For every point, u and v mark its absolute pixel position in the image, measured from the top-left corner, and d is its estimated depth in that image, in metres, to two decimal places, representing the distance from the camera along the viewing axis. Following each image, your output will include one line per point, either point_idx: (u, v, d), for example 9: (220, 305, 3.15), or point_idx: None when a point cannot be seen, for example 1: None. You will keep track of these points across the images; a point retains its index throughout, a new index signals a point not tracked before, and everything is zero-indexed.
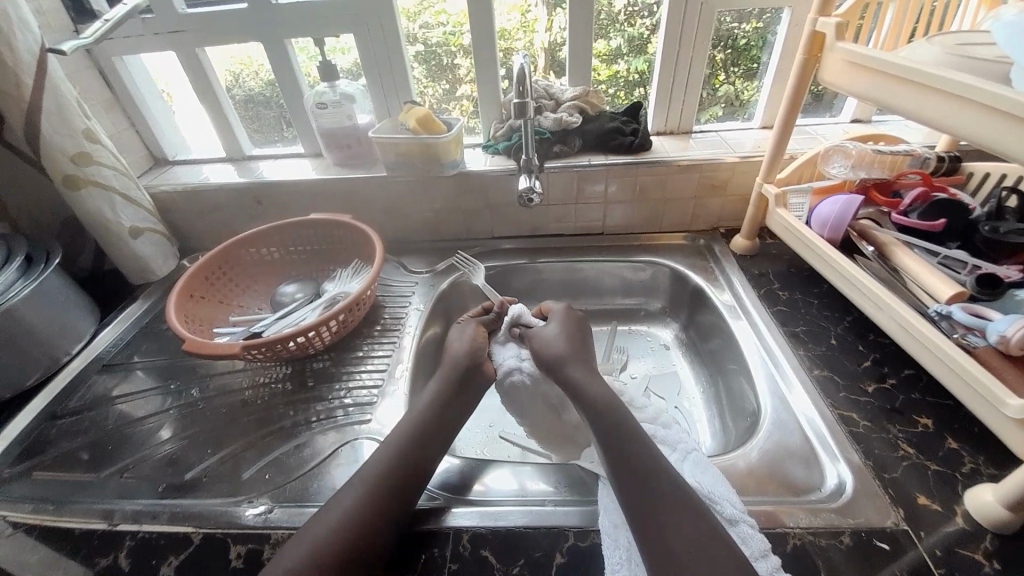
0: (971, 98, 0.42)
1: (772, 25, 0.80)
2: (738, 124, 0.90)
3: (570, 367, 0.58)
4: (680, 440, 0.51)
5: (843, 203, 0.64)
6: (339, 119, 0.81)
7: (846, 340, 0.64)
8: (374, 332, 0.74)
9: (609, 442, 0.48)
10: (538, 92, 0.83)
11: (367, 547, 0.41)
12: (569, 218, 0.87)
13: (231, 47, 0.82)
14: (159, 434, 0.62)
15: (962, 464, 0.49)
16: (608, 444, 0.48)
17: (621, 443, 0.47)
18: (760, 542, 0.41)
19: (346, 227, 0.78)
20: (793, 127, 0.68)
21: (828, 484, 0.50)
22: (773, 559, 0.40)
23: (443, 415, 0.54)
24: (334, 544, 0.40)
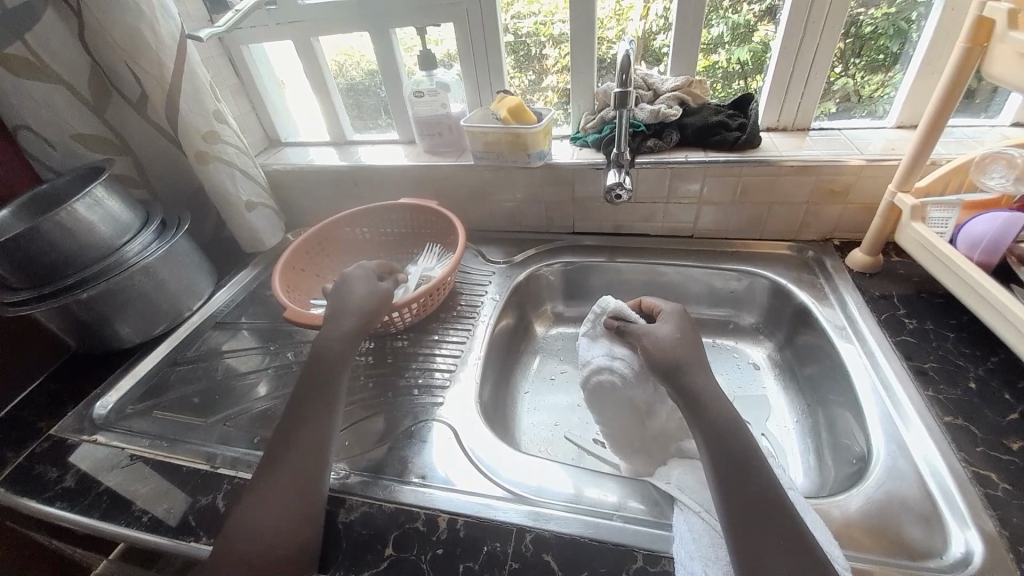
0: None
1: (907, 9, 0.69)
2: (865, 122, 0.78)
3: (690, 374, 0.49)
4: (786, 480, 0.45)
5: (1004, 221, 0.53)
6: (433, 107, 0.83)
7: (988, 385, 0.54)
8: (450, 318, 0.75)
9: (721, 479, 0.42)
10: (637, 82, 0.79)
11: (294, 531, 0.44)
12: (656, 217, 0.82)
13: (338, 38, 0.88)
14: (256, 389, 0.68)
15: None
16: (717, 479, 0.42)
17: (733, 482, 0.41)
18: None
19: (433, 214, 0.80)
20: (943, 128, 0.58)
21: (953, 550, 0.42)
22: None
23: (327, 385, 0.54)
24: (271, 534, 0.43)
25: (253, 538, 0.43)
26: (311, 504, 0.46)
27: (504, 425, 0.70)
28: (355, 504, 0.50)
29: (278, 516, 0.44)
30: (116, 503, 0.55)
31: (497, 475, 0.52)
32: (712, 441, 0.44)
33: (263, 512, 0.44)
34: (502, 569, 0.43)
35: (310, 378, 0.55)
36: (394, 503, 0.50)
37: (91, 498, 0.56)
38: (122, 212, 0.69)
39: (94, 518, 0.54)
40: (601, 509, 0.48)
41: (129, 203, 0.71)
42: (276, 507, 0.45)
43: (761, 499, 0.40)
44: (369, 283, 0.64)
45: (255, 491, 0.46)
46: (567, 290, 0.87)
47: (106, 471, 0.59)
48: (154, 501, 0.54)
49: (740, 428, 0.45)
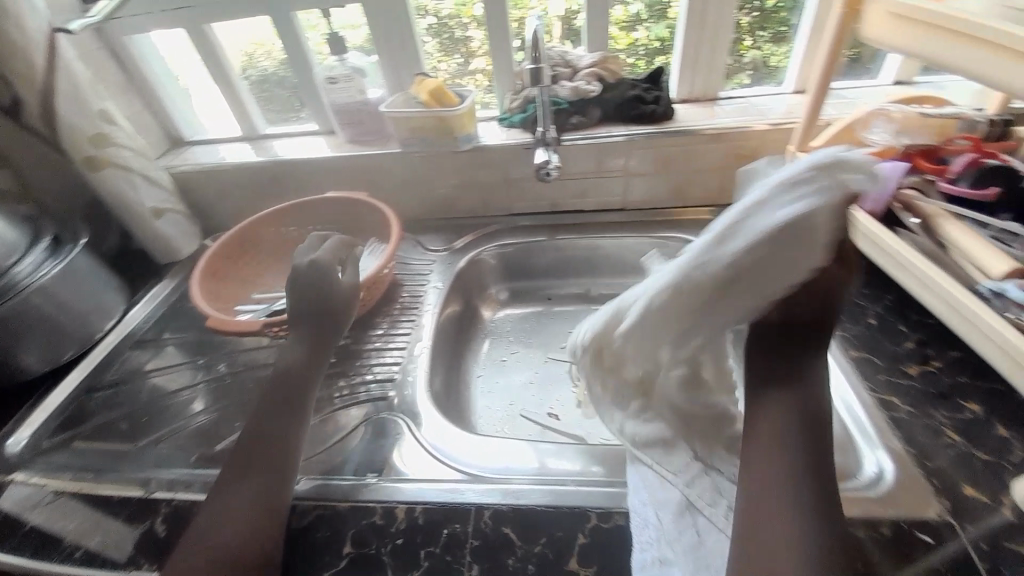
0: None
1: None
2: (768, 91, 0.84)
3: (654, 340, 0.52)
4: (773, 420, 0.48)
5: (886, 171, 0.60)
6: (349, 94, 0.80)
7: (884, 320, 0.61)
8: (393, 311, 0.73)
9: None
10: (555, 60, 0.79)
11: (257, 542, 0.42)
12: (589, 192, 0.84)
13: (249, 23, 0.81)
14: (191, 406, 0.64)
15: (1012, 452, 0.46)
16: None
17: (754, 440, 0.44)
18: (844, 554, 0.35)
19: (363, 206, 0.77)
20: (829, 88, 0.64)
21: (866, 470, 0.47)
22: None
23: (294, 396, 0.53)
24: (230, 546, 0.41)
25: (212, 550, 0.41)
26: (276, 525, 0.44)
27: (458, 412, 0.70)
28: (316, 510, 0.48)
29: (239, 526, 0.42)
30: (48, 540, 0.50)
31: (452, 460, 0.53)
32: None
33: (215, 531, 0.42)
34: (464, 550, 0.44)
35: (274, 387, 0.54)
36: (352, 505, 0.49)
37: (16, 539, 0.51)
38: (6, 230, 0.62)
39: (25, 558, 0.49)
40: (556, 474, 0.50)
41: (9, 219, 0.63)
42: (238, 526, 0.43)
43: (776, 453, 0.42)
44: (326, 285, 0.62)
45: (218, 499, 0.44)
46: (510, 272, 0.87)
47: (31, 509, 0.53)
48: (84, 536, 0.50)
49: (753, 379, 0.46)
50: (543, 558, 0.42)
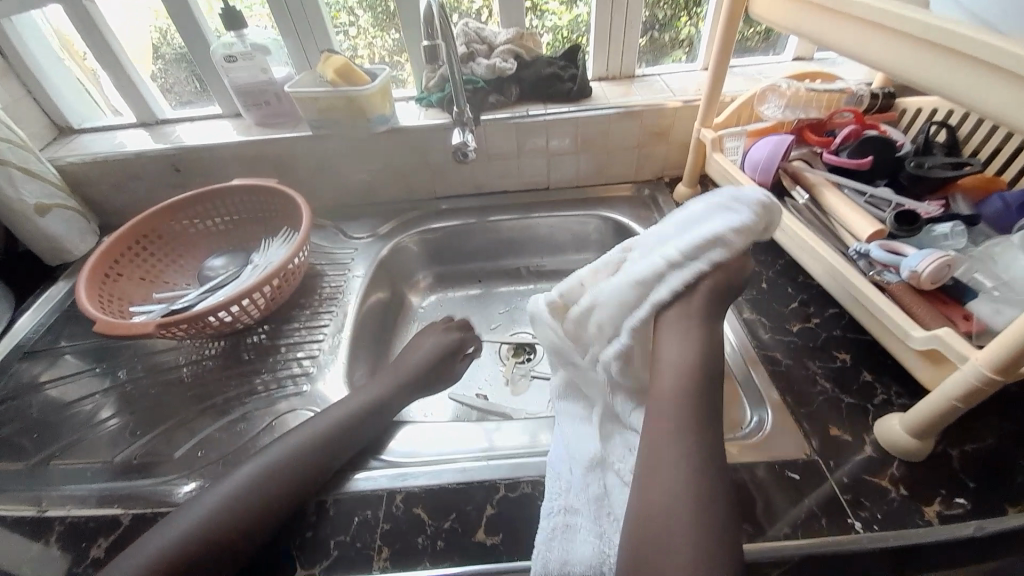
0: (889, 25, 0.42)
1: None
2: (680, 68, 0.86)
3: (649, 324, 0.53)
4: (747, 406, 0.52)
5: (774, 143, 0.63)
6: (251, 73, 0.75)
7: (777, 283, 0.66)
8: (311, 302, 0.71)
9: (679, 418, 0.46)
10: (469, 36, 0.77)
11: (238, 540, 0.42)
12: (512, 172, 0.84)
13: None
14: (97, 416, 0.60)
15: (876, 396, 0.52)
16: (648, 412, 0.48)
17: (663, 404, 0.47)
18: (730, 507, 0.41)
19: (272, 193, 0.74)
20: (725, 65, 0.66)
21: (750, 422, 0.52)
22: None
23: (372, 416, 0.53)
24: (207, 542, 0.41)
25: (195, 542, 0.41)
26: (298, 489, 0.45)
27: None
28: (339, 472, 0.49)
29: (231, 521, 0.42)
30: None
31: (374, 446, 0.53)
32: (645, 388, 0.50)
33: (227, 505, 0.43)
34: (374, 534, 0.44)
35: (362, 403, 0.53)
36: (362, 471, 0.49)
37: None
38: None
39: None
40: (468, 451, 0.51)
41: None
42: (249, 497, 0.43)
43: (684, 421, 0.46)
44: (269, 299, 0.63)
45: (219, 491, 0.44)
46: (438, 256, 0.87)
47: None
48: None
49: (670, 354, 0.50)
50: (453, 531, 0.44)
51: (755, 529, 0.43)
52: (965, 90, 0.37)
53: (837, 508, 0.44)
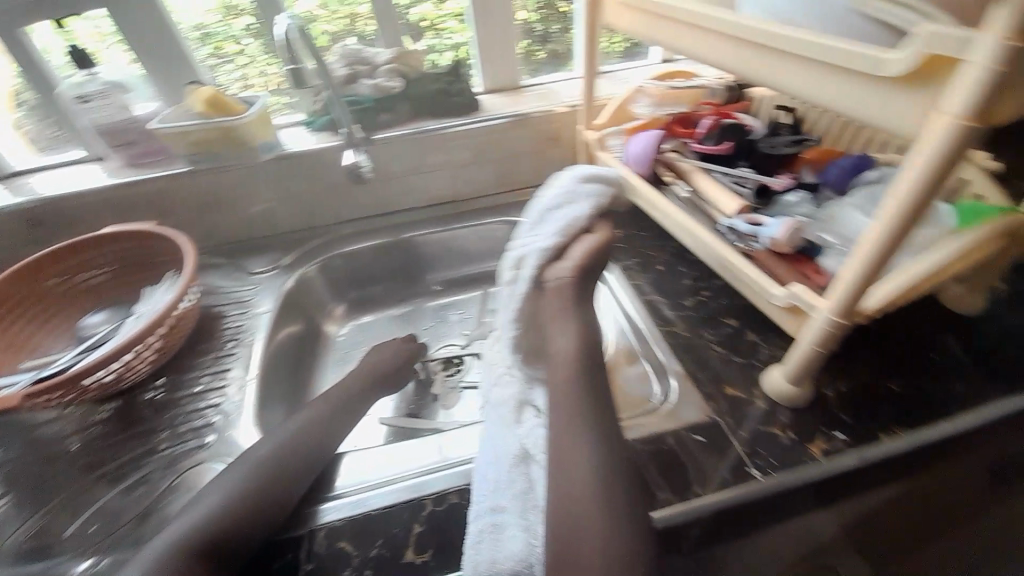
0: (706, 26, 0.47)
1: None
2: (566, 76, 0.91)
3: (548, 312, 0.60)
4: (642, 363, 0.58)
5: (648, 139, 0.69)
6: (111, 112, 0.69)
7: (671, 264, 0.71)
8: (211, 347, 0.66)
9: (572, 403, 0.52)
10: (350, 58, 0.76)
11: None
12: (417, 189, 0.84)
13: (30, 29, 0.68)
14: None
15: (761, 352, 0.57)
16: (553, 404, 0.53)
17: (566, 403, 0.52)
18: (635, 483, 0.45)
19: (152, 237, 0.69)
20: (596, 70, 0.71)
21: (658, 395, 0.55)
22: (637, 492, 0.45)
23: (305, 450, 0.51)
24: None
25: None
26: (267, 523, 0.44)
27: None
28: (309, 503, 0.48)
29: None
30: None
31: (321, 485, 0.50)
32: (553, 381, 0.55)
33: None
34: None
35: (292, 438, 0.52)
36: (330, 498, 0.48)
37: None
38: None
39: None
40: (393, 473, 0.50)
41: None
42: (211, 542, 0.43)
43: (587, 414, 0.50)
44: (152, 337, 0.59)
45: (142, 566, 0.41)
46: (351, 282, 0.84)
47: None
48: None
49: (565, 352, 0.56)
50: (380, 559, 0.42)
51: (669, 495, 0.46)
52: (775, 77, 0.42)
53: (738, 460, 0.48)
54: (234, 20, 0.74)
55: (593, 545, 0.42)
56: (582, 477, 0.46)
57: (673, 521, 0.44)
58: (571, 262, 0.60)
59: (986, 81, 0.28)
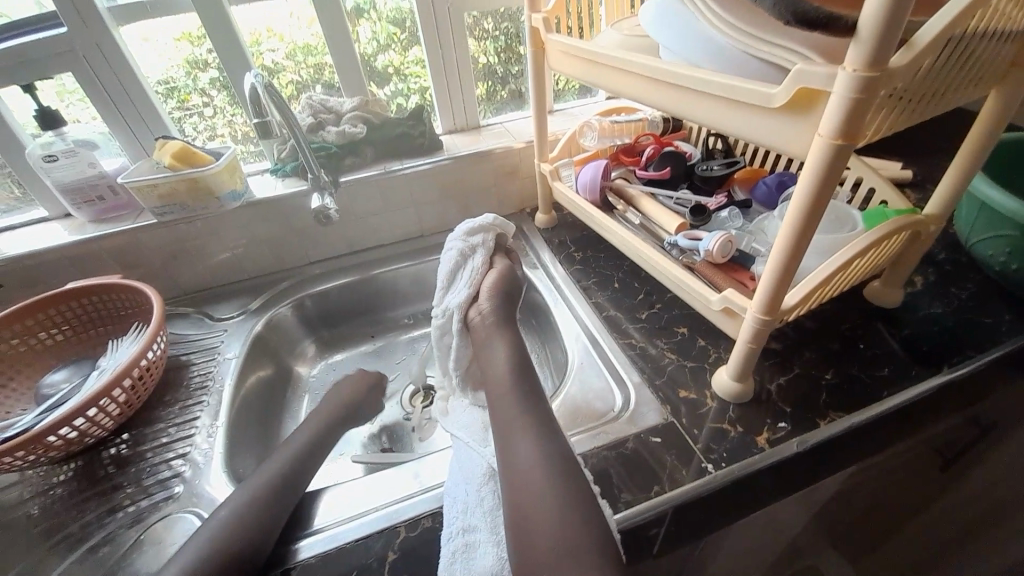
0: (633, 70, 0.54)
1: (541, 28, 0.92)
2: (521, 115, 0.98)
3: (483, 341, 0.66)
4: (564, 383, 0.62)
5: (596, 168, 0.75)
6: (78, 170, 0.71)
7: (626, 281, 0.76)
8: (180, 396, 0.66)
9: (514, 411, 0.56)
10: (314, 108, 0.81)
11: None
12: (385, 227, 0.88)
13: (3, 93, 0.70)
14: None
15: (709, 355, 0.62)
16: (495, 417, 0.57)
17: (506, 414, 0.56)
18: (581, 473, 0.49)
19: (120, 290, 0.70)
20: (546, 109, 0.77)
21: (617, 402, 0.59)
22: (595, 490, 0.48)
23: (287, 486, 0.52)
24: None
25: None
26: (250, 555, 0.45)
27: None
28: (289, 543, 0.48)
29: None
30: None
31: (299, 523, 0.51)
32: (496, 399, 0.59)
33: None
34: None
35: (274, 473, 0.54)
36: (309, 534, 0.49)
37: None
38: None
39: None
40: (362, 503, 0.51)
41: None
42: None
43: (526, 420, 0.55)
44: (119, 388, 0.58)
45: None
46: (323, 319, 0.86)
47: None
48: None
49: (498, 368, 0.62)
50: None
51: (630, 497, 0.49)
52: (690, 111, 0.48)
53: (692, 456, 0.52)
54: (199, 74, 0.77)
55: (547, 529, 0.45)
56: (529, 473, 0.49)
57: (636, 521, 0.47)
58: (484, 298, 0.69)
59: (844, 107, 0.34)
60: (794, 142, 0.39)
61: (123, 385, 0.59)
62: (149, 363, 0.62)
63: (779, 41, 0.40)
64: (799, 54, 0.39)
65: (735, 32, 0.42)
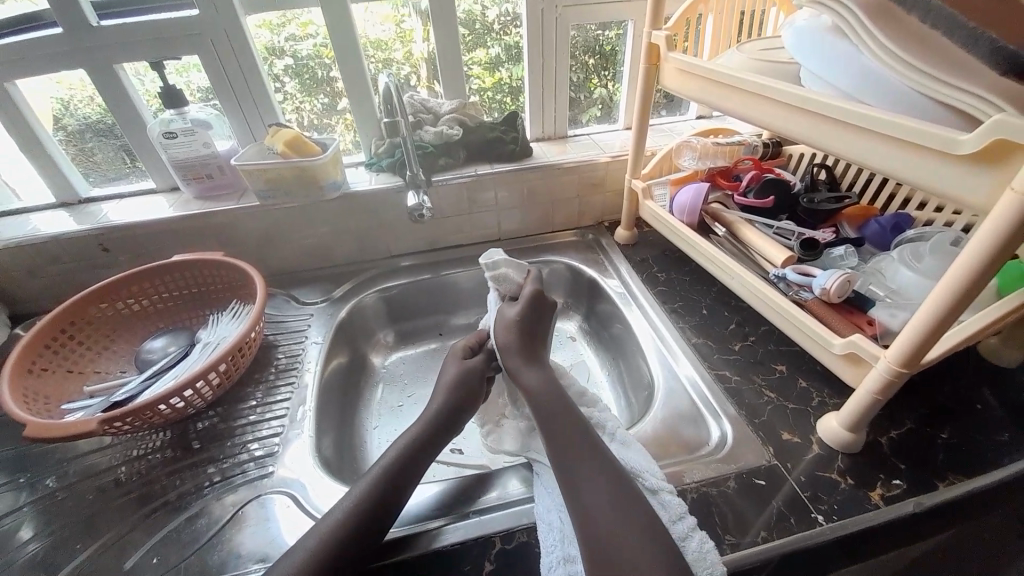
0: (767, 96, 0.51)
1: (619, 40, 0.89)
2: (607, 126, 0.98)
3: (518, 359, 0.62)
4: (612, 422, 0.56)
5: (695, 190, 0.73)
6: (193, 148, 0.75)
7: (715, 308, 0.74)
8: (269, 376, 0.68)
9: (569, 429, 0.52)
10: (416, 107, 0.83)
11: None
12: (467, 227, 0.88)
13: (136, 66, 0.74)
14: (14, 537, 0.51)
15: (812, 399, 0.59)
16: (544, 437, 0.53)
17: (563, 431, 0.52)
18: (676, 506, 0.45)
19: (219, 265, 0.72)
20: (647, 125, 0.76)
21: (713, 437, 0.57)
22: (688, 521, 0.44)
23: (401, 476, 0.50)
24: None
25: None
26: (356, 544, 0.44)
27: (356, 471, 0.67)
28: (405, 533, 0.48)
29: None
30: None
31: (413, 515, 0.51)
32: (547, 414, 0.55)
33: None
34: None
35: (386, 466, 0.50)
36: (432, 524, 0.49)
37: None
38: None
39: None
40: (453, 506, 0.51)
41: None
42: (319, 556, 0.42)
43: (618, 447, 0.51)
44: (222, 364, 0.59)
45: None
46: (397, 313, 0.87)
47: None
48: None
49: (553, 391, 0.58)
50: None
51: (735, 540, 0.46)
52: (838, 144, 0.46)
53: (801, 505, 0.49)
54: (274, 60, 0.78)
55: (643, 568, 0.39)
56: (593, 499, 0.44)
57: (744, 565, 0.45)
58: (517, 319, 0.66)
59: None
60: (973, 190, 0.36)
61: (226, 361, 0.60)
62: (247, 341, 0.63)
63: (957, 83, 0.37)
64: (982, 101, 0.36)
65: (908, 69, 0.40)
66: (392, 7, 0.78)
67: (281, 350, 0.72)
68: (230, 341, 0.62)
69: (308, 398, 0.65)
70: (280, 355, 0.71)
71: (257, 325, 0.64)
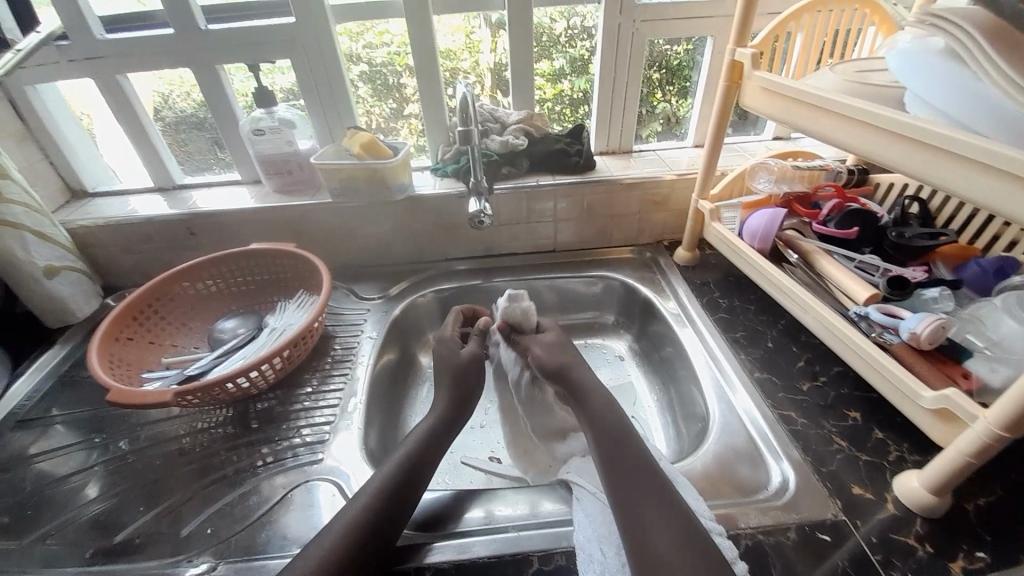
0: (863, 120, 0.48)
1: (693, 57, 0.87)
2: (674, 143, 0.95)
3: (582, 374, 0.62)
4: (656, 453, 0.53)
5: (769, 216, 0.69)
6: (276, 145, 0.80)
7: (781, 342, 0.69)
8: (325, 365, 0.71)
9: (633, 456, 0.50)
10: (484, 116, 0.85)
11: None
12: (522, 236, 0.88)
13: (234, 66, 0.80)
14: (85, 492, 0.56)
15: (889, 452, 0.53)
16: (601, 459, 0.51)
17: (623, 459, 0.50)
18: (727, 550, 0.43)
19: (289, 256, 0.76)
20: (721, 144, 0.73)
21: (772, 481, 0.53)
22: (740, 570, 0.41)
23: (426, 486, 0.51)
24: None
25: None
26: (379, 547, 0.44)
27: None
28: (442, 538, 0.48)
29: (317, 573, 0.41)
30: None
31: (450, 521, 0.50)
32: (614, 435, 0.53)
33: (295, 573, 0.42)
34: None
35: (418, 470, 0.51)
36: (469, 533, 0.49)
37: None
38: None
39: None
40: (489, 517, 0.51)
41: None
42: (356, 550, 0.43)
43: (657, 485, 0.47)
44: (286, 350, 0.62)
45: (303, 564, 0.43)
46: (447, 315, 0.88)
47: None
48: None
49: (613, 418, 0.56)
50: None
51: None
52: (943, 178, 0.42)
53: (871, 570, 0.44)
54: (351, 66, 0.83)
55: None
56: (653, 536, 0.42)
57: None
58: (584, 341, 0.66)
59: None
60: None
61: (289, 348, 0.63)
62: (310, 331, 0.66)
63: None
64: None
65: None
66: (464, 19, 0.80)
67: (338, 342, 0.75)
68: (295, 329, 0.65)
69: (359, 391, 0.67)
70: (336, 347, 0.74)
71: (320, 317, 0.67)
